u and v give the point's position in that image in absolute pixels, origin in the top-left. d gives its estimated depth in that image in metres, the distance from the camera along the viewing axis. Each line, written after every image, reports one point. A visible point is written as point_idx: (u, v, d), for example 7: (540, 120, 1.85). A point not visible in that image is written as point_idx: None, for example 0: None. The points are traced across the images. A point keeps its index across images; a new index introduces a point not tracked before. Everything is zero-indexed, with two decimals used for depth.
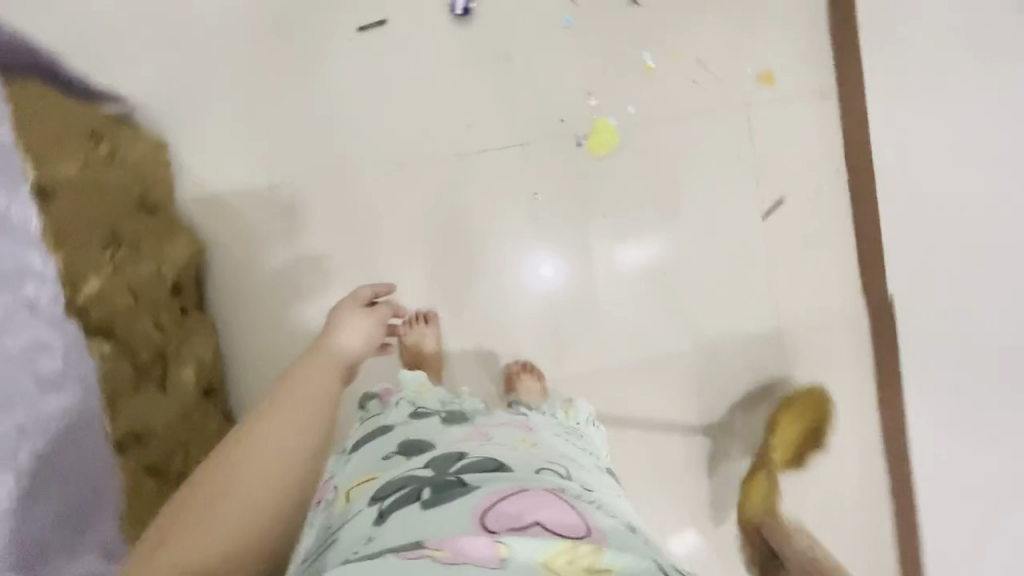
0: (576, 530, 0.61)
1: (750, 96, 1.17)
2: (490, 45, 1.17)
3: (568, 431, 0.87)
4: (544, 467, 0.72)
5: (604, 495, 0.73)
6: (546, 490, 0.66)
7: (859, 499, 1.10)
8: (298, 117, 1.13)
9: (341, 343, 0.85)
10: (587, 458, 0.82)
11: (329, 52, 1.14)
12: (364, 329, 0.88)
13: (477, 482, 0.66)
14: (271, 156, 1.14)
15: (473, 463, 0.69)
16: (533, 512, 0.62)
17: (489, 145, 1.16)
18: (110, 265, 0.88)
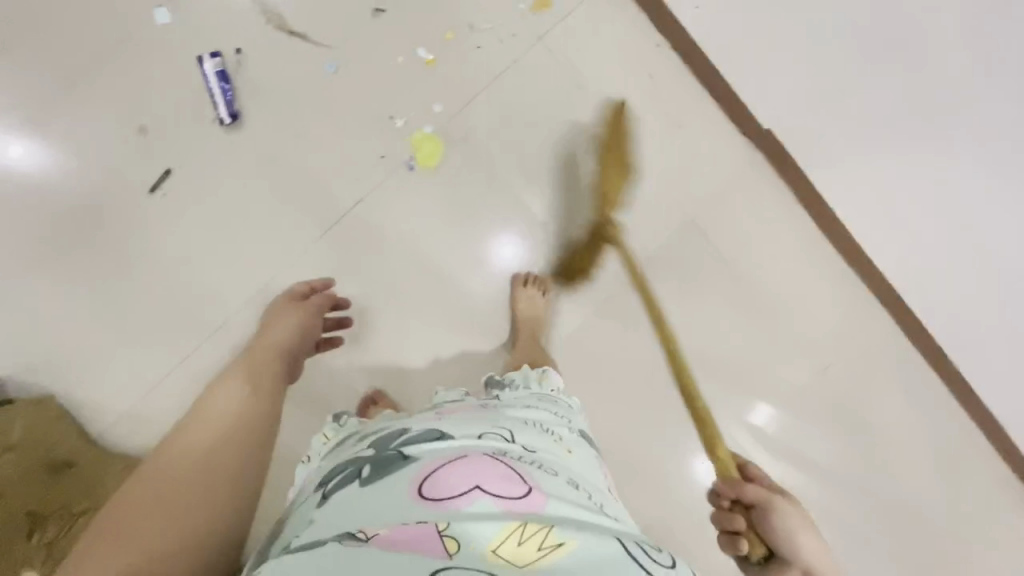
0: (518, 493, 0.61)
1: (535, 29, 1.11)
2: (275, 125, 1.04)
3: (537, 398, 0.86)
4: (488, 432, 0.71)
5: (552, 457, 0.71)
6: (487, 457, 0.65)
7: (844, 310, 1.19)
8: (149, 295, 1.03)
9: (275, 334, 0.93)
10: (553, 422, 0.80)
11: (127, 222, 1.02)
12: (294, 317, 0.96)
13: (419, 455, 0.66)
14: (152, 342, 1.03)
15: (418, 437, 0.69)
16: (474, 477, 0.61)
17: (327, 222, 1.07)
18: (45, 548, 0.89)
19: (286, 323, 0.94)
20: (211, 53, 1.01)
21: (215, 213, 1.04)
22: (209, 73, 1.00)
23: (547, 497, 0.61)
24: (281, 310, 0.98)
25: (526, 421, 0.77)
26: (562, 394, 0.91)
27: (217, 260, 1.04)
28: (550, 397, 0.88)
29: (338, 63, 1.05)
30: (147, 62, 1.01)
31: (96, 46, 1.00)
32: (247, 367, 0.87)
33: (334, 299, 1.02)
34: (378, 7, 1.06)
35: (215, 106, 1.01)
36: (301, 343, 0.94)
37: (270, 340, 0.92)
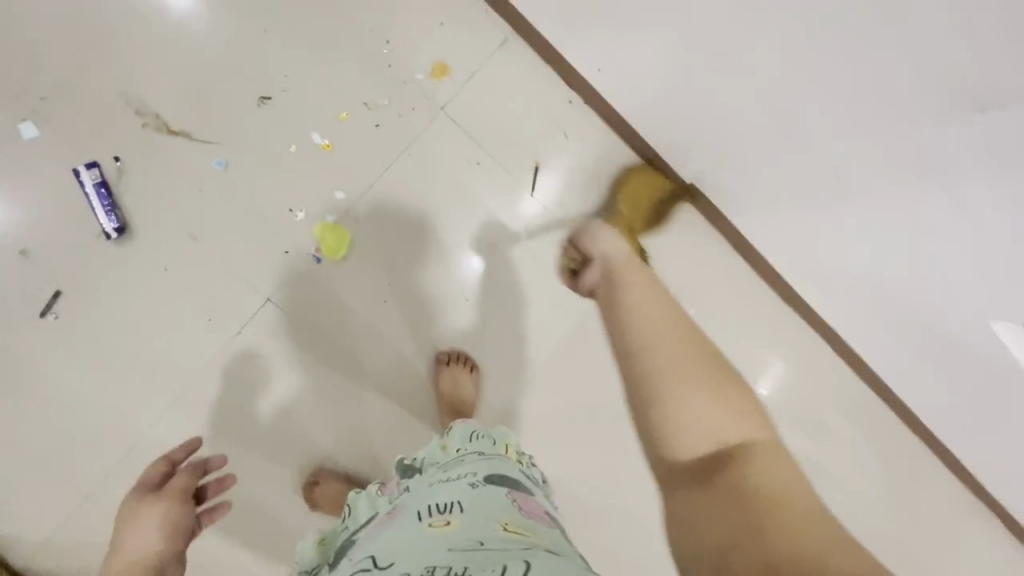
0: None
1: (436, 98, 1.05)
2: (168, 231, 0.99)
3: (435, 475, 0.75)
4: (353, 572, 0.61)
5: (419, 549, 0.60)
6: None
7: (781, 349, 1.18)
8: (57, 424, 0.98)
9: (139, 538, 0.76)
10: (444, 496, 0.68)
11: (22, 352, 0.97)
12: (157, 515, 0.79)
13: None
14: (68, 471, 0.99)
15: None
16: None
17: (235, 327, 1.02)
18: None
19: (145, 523, 0.78)
20: (88, 165, 0.95)
21: (115, 330, 0.99)
22: (88, 186, 0.95)
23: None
24: (139, 510, 0.80)
25: (407, 520, 0.67)
26: (469, 445, 0.83)
27: (121, 378, 0.99)
28: (455, 462, 0.78)
29: (227, 158, 1.00)
30: (17, 181, 0.95)
31: None
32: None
33: (204, 467, 0.86)
34: (263, 94, 1.00)
35: (98, 219, 0.96)
36: (169, 540, 0.77)
37: (128, 553, 0.75)
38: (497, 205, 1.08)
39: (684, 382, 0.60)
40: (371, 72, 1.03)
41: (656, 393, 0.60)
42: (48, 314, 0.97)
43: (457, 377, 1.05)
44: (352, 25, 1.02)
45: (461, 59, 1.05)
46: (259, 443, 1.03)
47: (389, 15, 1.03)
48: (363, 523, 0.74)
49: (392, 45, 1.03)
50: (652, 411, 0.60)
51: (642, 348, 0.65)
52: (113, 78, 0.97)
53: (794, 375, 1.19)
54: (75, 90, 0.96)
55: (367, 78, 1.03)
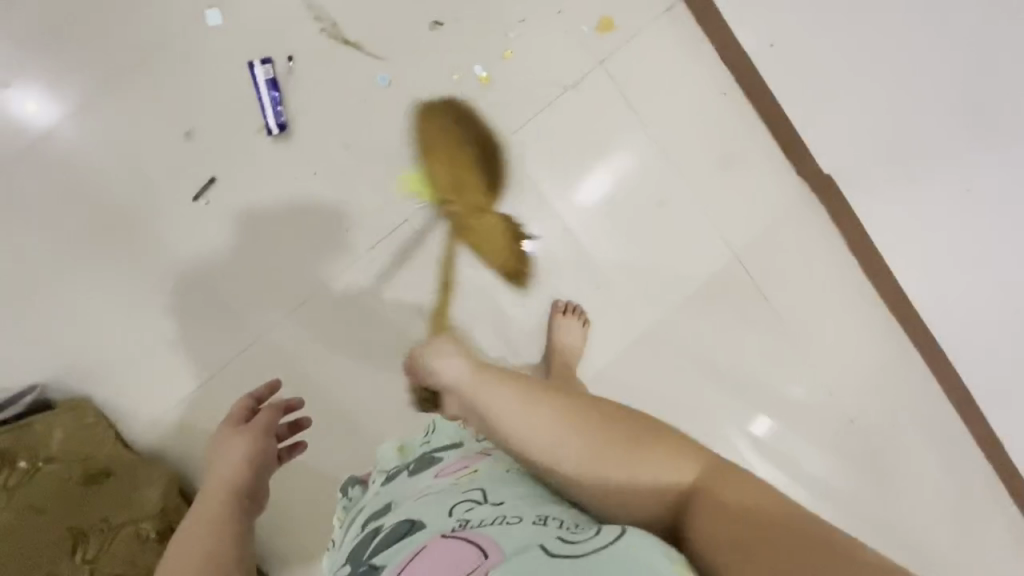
0: (467, 566, 0.46)
1: (596, 52, 1.07)
2: (325, 137, 1.01)
3: None
4: (459, 500, 0.56)
5: (536, 497, 0.55)
6: (448, 532, 0.51)
7: (882, 357, 1.17)
8: (189, 304, 1.01)
9: (224, 469, 0.69)
10: None
11: (171, 228, 1.00)
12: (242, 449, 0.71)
13: (383, 561, 0.53)
14: (189, 353, 1.02)
15: (387, 536, 0.56)
16: (426, 568, 0.48)
17: (368, 241, 1.04)
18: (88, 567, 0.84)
19: (238, 448, 0.71)
20: (262, 61, 0.98)
21: (259, 224, 1.02)
22: (260, 82, 0.98)
23: (501, 550, 0.46)
24: (224, 441, 0.72)
25: (509, 458, 0.63)
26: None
27: (256, 273, 1.02)
28: None
29: (392, 76, 1.02)
30: (198, 66, 0.98)
31: (147, 47, 0.98)
32: (194, 515, 0.65)
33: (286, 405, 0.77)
34: (436, 21, 1.02)
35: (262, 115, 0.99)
36: (261, 472, 0.71)
37: (223, 477, 0.69)
38: (549, 195, 1.08)
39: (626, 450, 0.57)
40: (540, 18, 1.05)
41: (586, 480, 0.56)
42: (200, 198, 1.00)
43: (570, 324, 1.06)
44: None
45: (626, 20, 1.07)
46: (373, 357, 1.06)
47: None
48: (454, 456, 0.69)
49: None
50: (592, 488, 0.55)
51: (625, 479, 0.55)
52: None
53: (894, 386, 1.17)
54: None
55: (537, 21, 1.05)
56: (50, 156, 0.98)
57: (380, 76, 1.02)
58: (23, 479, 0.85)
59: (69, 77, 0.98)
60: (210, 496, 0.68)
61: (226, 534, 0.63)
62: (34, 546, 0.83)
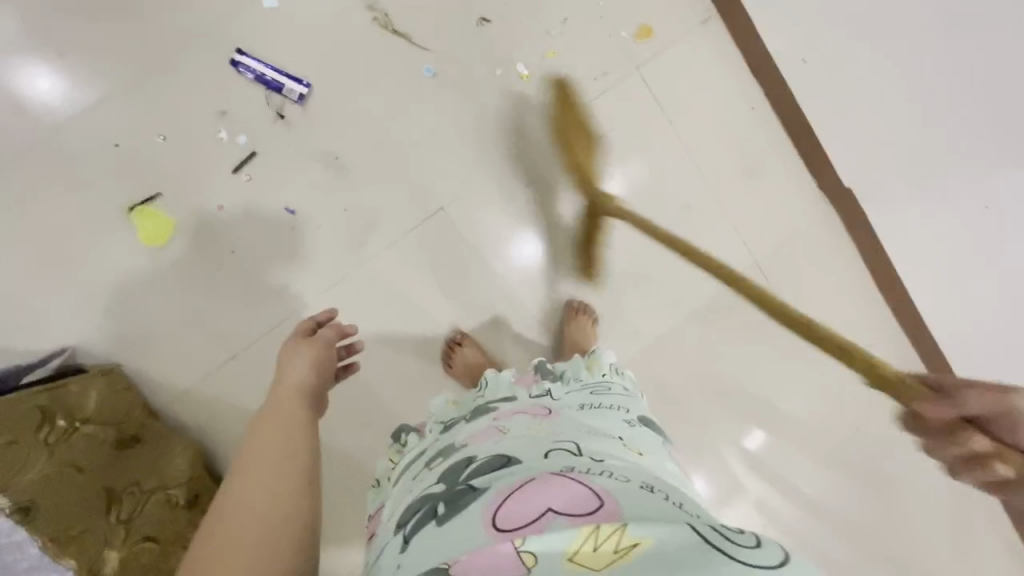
0: (588, 504, 0.53)
1: (634, 57, 1.11)
2: (368, 122, 1.04)
3: (591, 388, 0.82)
4: (554, 448, 0.63)
5: (626, 463, 0.63)
6: (563, 474, 0.57)
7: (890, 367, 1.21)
8: (224, 277, 1.02)
9: (296, 373, 0.78)
10: (618, 421, 0.75)
11: (210, 201, 1.01)
12: (309, 357, 0.81)
13: (487, 483, 0.59)
14: (219, 326, 1.03)
15: (485, 466, 0.62)
16: (550, 496, 0.54)
17: (404, 226, 1.06)
18: (123, 527, 0.84)
19: (306, 358, 0.81)
20: (301, 94, 1.01)
21: (297, 203, 1.03)
22: (287, 73, 0.99)
23: (623, 502, 0.53)
24: (297, 348, 0.83)
25: (586, 423, 0.72)
26: (614, 376, 0.88)
27: (293, 250, 1.04)
28: (603, 384, 0.84)
29: (436, 67, 1.05)
30: (247, 44, 1.00)
31: (198, 21, 0.99)
32: (270, 415, 0.70)
33: (344, 329, 0.88)
34: (483, 17, 1.06)
35: (249, 65, 0.99)
36: (323, 377, 0.81)
37: (293, 382, 0.78)
38: (557, 205, 1.10)
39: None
40: (581, 21, 1.09)
41: None
42: (240, 172, 1.01)
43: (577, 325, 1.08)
44: None
45: (663, 29, 1.12)
46: (401, 340, 1.08)
47: None
48: (516, 409, 0.75)
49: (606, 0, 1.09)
50: None
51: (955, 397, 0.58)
52: None
53: None
54: None
55: (579, 25, 1.09)
56: (93, 123, 0.99)
57: (426, 67, 1.05)
58: (61, 439, 0.83)
59: (117, 45, 0.98)
60: (281, 398, 0.75)
61: (298, 436, 0.66)
62: (70, 506, 0.80)
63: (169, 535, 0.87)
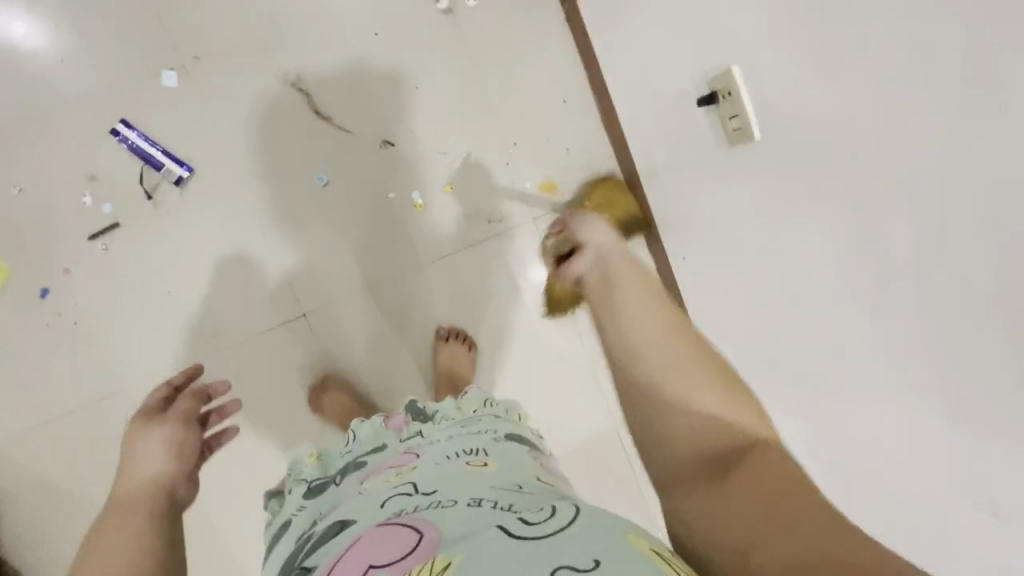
0: (407, 547, 0.52)
1: (533, 209, 1.12)
2: (247, 217, 1.02)
3: (464, 422, 0.78)
4: (391, 495, 0.62)
5: (462, 480, 0.62)
6: (383, 522, 0.57)
7: None
8: (50, 343, 0.97)
9: (143, 463, 0.67)
10: (473, 437, 0.72)
11: (54, 263, 0.97)
12: (164, 443, 0.70)
13: (318, 561, 0.59)
14: (35, 390, 0.98)
15: (319, 538, 0.62)
16: (359, 556, 0.54)
17: (262, 325, 1.04)
18: None
19: (160, 441, 0.70)
20: (180, 177, 0.98)
21: (151, 281, 1.00)
22: (167, 155, 0.97)
23: (442, 535, 0.53)
24: (143, 434, 0.71)
25: (437, 452, 0.70)
26: (486, 408, 0.83)
27: (136, 327, 1.00)
28: (472, 418, 0.80)
29: (328, 178, 1.04)
30: (132, 116, 0.97)
31: (88, 83, 0.96)
32: (111, 522, 0.58)
33: (209, 388, 0.80)
34: (386, 140, 1.05)
35: (132, 139, 0.96)
36: (188, 453, 0.71)
37: (142, 472, 0.66)
38: (451, 323, 1.10)
39: (675, 364, 0.52)
40: (486, 163, 1.09)
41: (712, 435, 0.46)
42: (97, 239, 0.98)
43: (452, 350, 1.06)
44: (492, 118, 1.09)
45: (566, 188, 1.13)
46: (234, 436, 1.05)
47: (526, 125, 1.10)
48: (382, 462, 0.74)
49: (517, 148, 1.10)
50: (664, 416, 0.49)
51: (607, 303, 0.61)
52: (269, 67, 1.00)
53: None
54: (227, 61, 0.99)
55: (484, 167, 1.09)
56: None
57: (318, 174, 1.04)
58: None
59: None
60: (129, 497, 0.62)
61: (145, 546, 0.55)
62: None
63: None
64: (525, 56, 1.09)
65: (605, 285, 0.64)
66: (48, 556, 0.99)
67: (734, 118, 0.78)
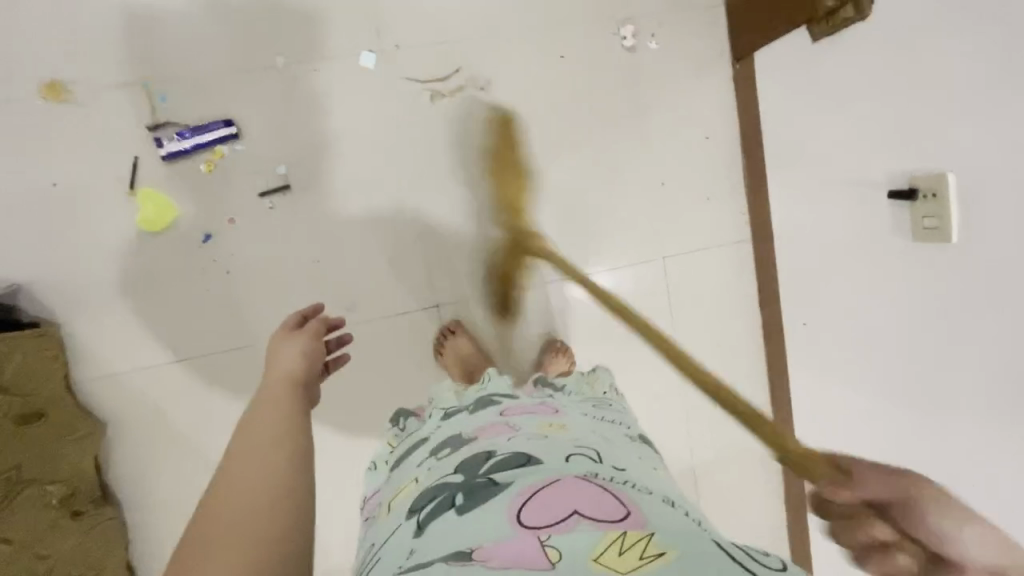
0: (615, 513, 0.51)
1: (662, 247, 1.16)
2: (404, 200, 1.06)
3: (595, 403, 0.80)
4: (574, 452, 0.60)
5: (645, 474, 0.62)
6: (582, 478, 0.55)
7: None
8: (200, 285, 1.00)
9: (283, 363, 0.71)
10: (620, 429, 0.74)
11: (221, 209, 1.00)
12: (297, 346, 0.73)
13: (509, 479, 0.56)
14: (175, 328, 1.00)
15: (505, 462, 0.58)
16: (572, 499, 0.52)
17: (394, 308, 1.07)
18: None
19: (294, 346, 0.73)
20: (228, 125, 0.98)
21: (303, 245, 1.03)
22: (199, 132, 0.97)
23: (645, 513, 0.52)
24: (284, 339, 0.75)
25: (593, 427, 0.70)
26: (613, 395, 0.88)
27: (280, 285, 1.03)
28: (603, 402, 0.82)
29: (471, 174, 1.07)
30: (327, 90, 1.02)
31: (292, 51, 1.00)
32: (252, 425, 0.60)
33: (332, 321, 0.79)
34: (545, 154, 1.10)
35: (224, 137, 0.98)
36: (317, 369, 0.73)
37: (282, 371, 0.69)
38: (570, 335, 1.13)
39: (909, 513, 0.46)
40: (628, 186, 1.14)
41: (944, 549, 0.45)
42: (267, 196, 1.01)
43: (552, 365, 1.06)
44: (645, 155, 1.13)
45: (697, 233, 1.17)
46: (342, 408, 1.07)
47: (673, 167, 1.15)
48: (525, 403, 0.73)
49: (662, 187, 1.15)
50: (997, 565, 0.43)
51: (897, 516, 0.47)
52: (459, 68, 1.05)
53: None
54: (423, 55, 1.04)
55: (627, 197, 1.14)
56: (145, 91, 0.97)
57: (463, 170, 1.07)
58: None
59: (205, 32, 0.98)
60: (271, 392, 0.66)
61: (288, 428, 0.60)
62: None
63: (22, 536, 0.89)
64: (686, 100, 1.14)
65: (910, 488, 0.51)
66: (151, 489, 1.00)
67: (929, 217, 0.82)
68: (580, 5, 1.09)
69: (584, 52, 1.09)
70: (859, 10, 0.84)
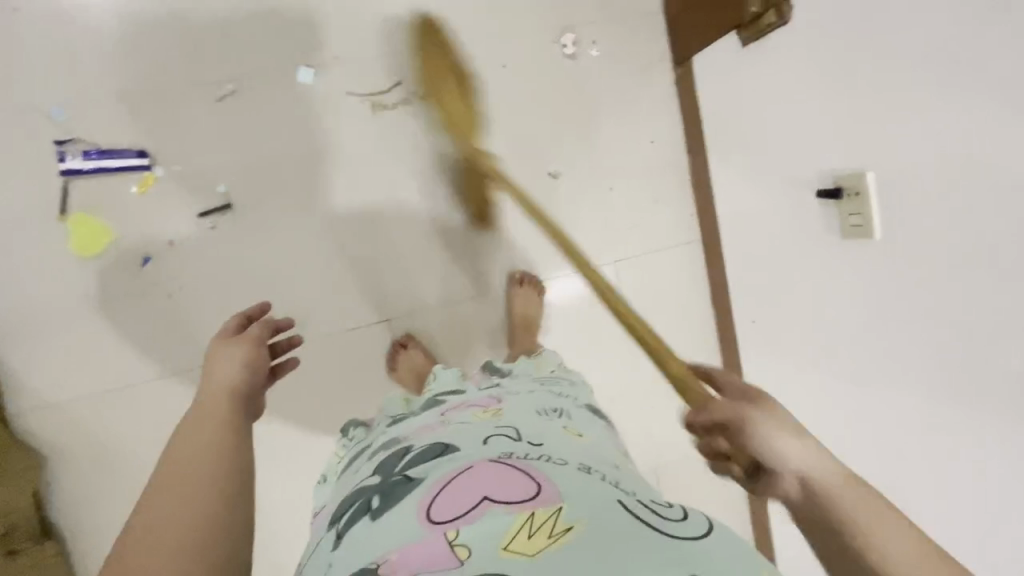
0: (524, 489, 0.52)
1: (615, 251, 1.17)
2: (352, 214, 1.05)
3: (545, 383, 0.81)
4: (493, 434, 0.61)
5: (564, 441, 0.62)
6: (494, 459, 0.56)
7: None
8: (140, 309, 0.97)
9: (222, 375, 0.62)
10: (564, 403, 0.75)
11: (159, 231, 0.98)
12: (234, 359, 0.64)
13: (422, 474, 0.56)
14: (115, 354, 0.97)
15: (421, 455, 0.59)
16: (481, 483, 0.52)
17: (347, 322, 1.06)
18: None
19: (233, 356, 0.64)
20: (143, 153, 0.96)
21: (248, 264, 1.01)
22: (116, 159, 0.95)
23: (560, 485, 0.52)
24: (224, 348, 0.65)
25: (523, 403, 0.70)
26: (562, 371, 0.88)
27: (225, 305, 1.00)
28: (550, 380, 0.83)
29: (420, 187, 1.07)
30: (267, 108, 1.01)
31: (229, 70, 0.99)
32: (183, 445, 0.54)
33: (278, 323, 0.69)
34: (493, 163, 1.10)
35: (134, 166, 0.96)
36: (259, 381, 0.64)
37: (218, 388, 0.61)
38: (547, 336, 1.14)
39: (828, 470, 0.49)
40: (579, 190, 1.14)
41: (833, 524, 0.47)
42: (207, 216, 0.99)
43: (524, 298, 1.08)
44: (592, 160, 1.15)
45: (648, 236, 1.18)
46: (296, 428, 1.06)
47: (621, 172, 1.16)
48: (467, 398, 0.73)
49: (609, 192, 1.16)
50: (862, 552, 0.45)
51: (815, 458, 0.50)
52: (402, 82, 1.05)
53: None
54: (365, 70, 1.04)
55: (578, 203, 1.15)
56: (75, 114, 0.95)
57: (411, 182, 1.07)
58: None
59: (138, 54, 0.97)
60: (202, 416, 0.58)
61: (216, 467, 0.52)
62: None
63: None
64: (630, 107, 1.15)
65: (830, 525, 0.47)
66: (97, 523, 0.97)
67: (855, 215, 0.85)
68: (523, 17, 1.10)
69: (528, 63, 1.10)
70: (781, 16, 0.87)
